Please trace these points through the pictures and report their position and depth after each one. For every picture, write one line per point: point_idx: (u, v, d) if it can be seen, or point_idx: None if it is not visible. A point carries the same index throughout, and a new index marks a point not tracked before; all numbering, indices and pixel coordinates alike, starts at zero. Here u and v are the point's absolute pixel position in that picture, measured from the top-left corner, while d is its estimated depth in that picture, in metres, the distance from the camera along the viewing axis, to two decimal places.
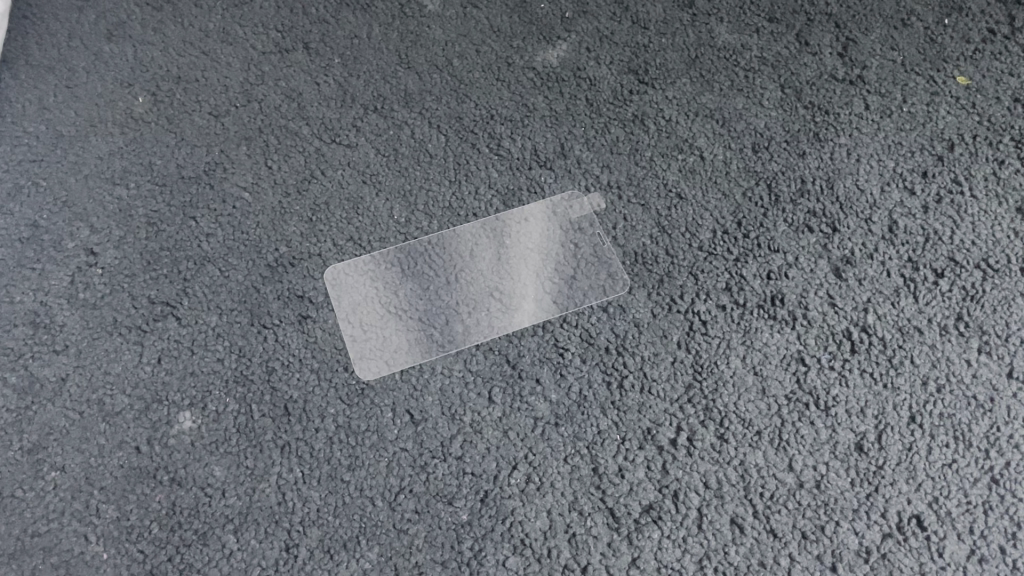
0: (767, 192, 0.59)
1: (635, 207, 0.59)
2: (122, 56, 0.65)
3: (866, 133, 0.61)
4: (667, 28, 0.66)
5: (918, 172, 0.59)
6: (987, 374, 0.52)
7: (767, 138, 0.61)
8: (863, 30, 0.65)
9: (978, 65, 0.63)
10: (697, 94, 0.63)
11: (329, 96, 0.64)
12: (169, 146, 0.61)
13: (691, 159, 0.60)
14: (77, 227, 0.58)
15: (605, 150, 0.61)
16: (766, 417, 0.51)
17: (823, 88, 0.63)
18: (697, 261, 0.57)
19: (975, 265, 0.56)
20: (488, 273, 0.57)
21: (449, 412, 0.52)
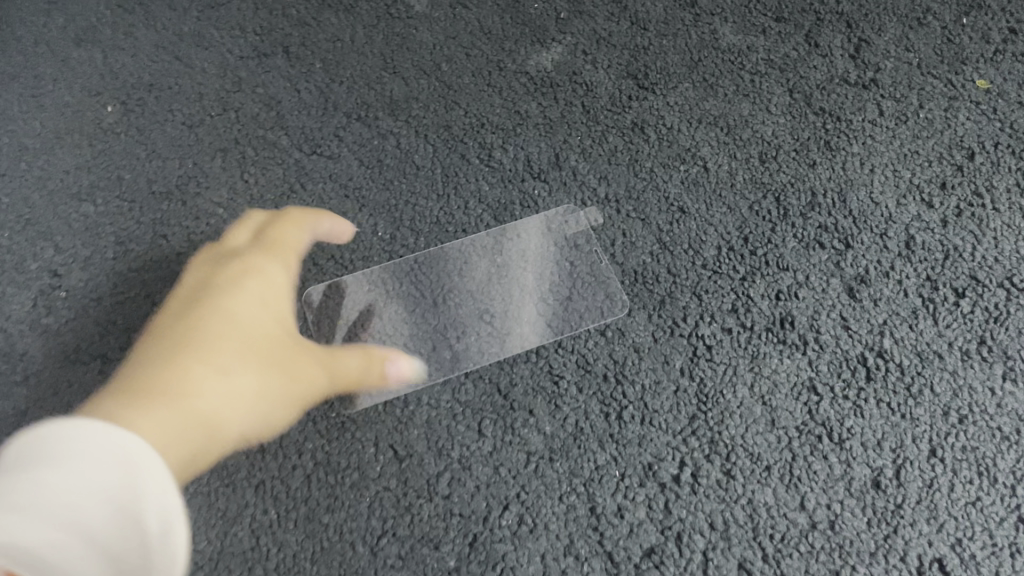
0: (775, 205, 0.55)
1: (634, 223, 0.55)
2: (91, 62, 0.61)
3: (880, 141, 0.57)
4: (668, 29, 0.62)
5: (935, 184, 0.56)
6: (1012, 404, 0.49)
7: (775, 146, 0.57)
8: (876, 30, 0.61)
9: (999, 67, 0.60)
10: (700, 99, 0.59)
11: (310, 103, 0.60)
12: (140, 159, 0.58)
13: (694, 170, 0.57)
14: (41, 247, 0.55)
15: (602, 162, 0.57)
16: (776, 452, 0.48)
17: (834, 93, 0.59)
18: (700, 281, 0.53)
19: (997, 285, 0.52)
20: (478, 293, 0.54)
21: (435, 447, 0.48)
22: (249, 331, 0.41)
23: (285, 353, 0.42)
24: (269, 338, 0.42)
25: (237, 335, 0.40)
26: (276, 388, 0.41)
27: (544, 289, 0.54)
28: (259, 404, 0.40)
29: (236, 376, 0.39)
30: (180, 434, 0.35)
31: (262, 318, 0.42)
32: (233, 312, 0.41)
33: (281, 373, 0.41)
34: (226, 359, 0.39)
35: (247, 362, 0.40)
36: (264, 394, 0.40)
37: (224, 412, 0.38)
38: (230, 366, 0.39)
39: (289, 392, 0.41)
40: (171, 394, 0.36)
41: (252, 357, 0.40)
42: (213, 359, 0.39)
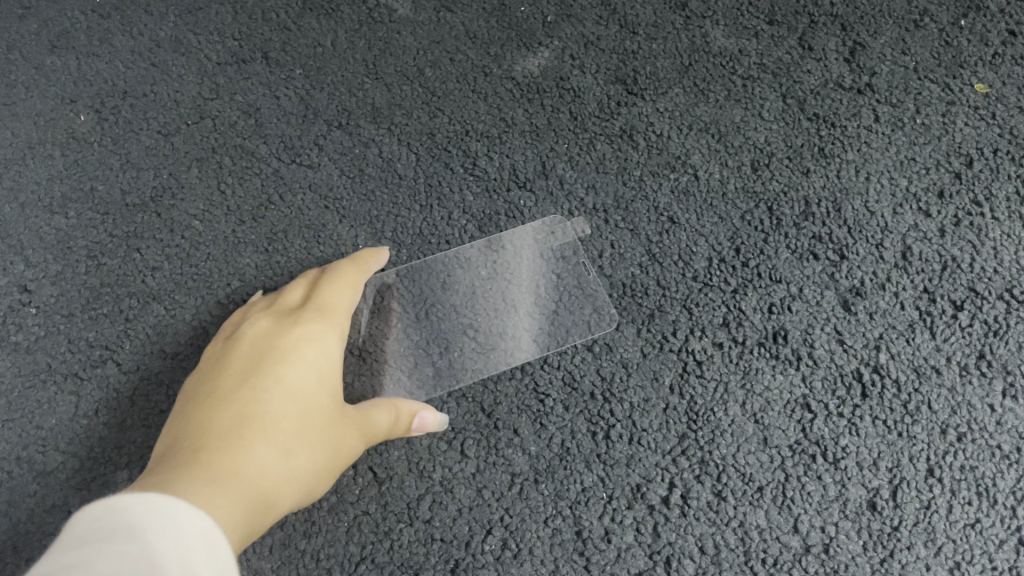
0: (768, 215, 0.54)
1: (623, 233, 0.53)
2: (65, 69, 0.60)
3: (876, 147, 0.56)
4: (658, 32, 0.60)
5: (933, 192, 0.54)
6: (1012, 422, 0.47)
7: (767, 153, 0.56)
8: (871, 33, 0.60)
9: (998, 71, 0.58)
10: (691, 105, 0.57)
11: (289, 111, 0.58)
12: (114, 170, 0.56)
13: (685, 179, 0.55)
14: (11, 262, 0.53)
15: (590, 170, 0.56)
16: (768, 472, 0.46)
17: (828, 98, 0.57)
18: (691, 294, 0.51)
19: (997, 297, 0.50)
20: (462, 308, 0.52)
21: (416, 469, 0.47)
22: (300, 401, 0.40)
23: (332, 418, 0.41)
24: (321, 405, 0.41)
25: (290, 411, 0.39)
26: (326, 459, 0.40)
27: (530, 304, 0.52)
28: (310, 477, 0.39)
29: (289, 451, 0.38)
30: (242, 512, 0.35)
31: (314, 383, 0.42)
32: (287, 381, 0.41)
33: (327, 441, 0.40)
34: (279, 432, 0.39)
35: (300, 439, 0.39)
36: (314, 465, 0.39)
37: (276, 483, 0.37)
38: (284, 443, 0.38)
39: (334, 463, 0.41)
40: (233, 470, 0.36)
41: (305, 430, 0.40)
42: (267, 435, 0.38)
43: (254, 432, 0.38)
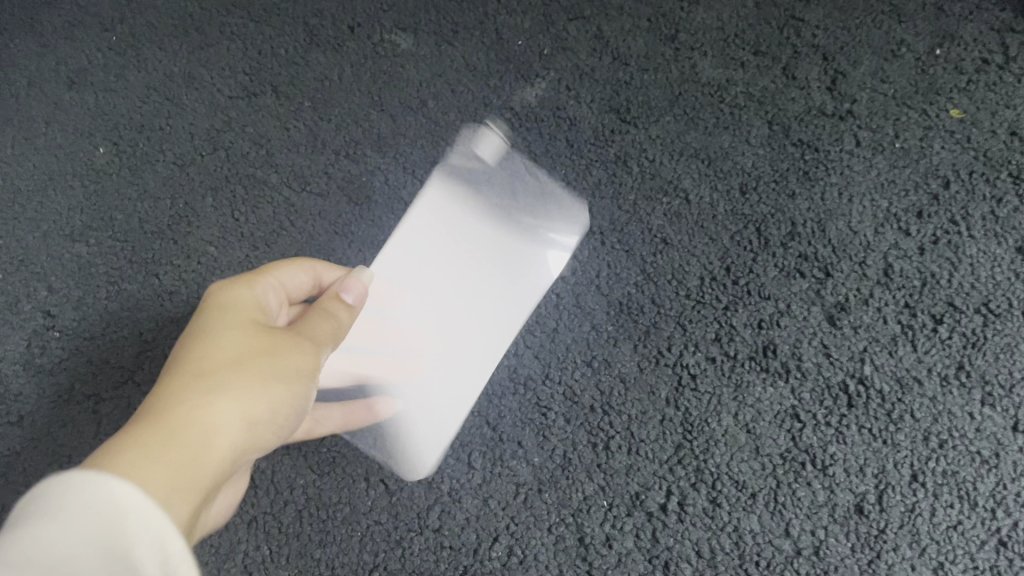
0: (756, 235, 0.56)
1: (618, 254, 0.56)
2: (84, 104, 0.62)
3: (858, 171, 0.59)
4: (649, 63, 0.63)
5: (912, 212, 0.57)
6: (991, 429, 0.50)
7: (754, 177, 0.59)
8: (851, 62, 0.63)
9: (972, 97, 0.61)
10: (681, 133, 0.60)
11: (299, 142, 0.61)
12: (132, 200, 0.59)
13: (677, 203, 0.58)
14: (35, 288, 0.56)
15: (587, 195, 0.58)
16: (760, 479, 0.49)
17: (811, 124, 0.60)
18: (684, 311, 0.54)
19: (974, 311, 0.53)
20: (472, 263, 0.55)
21: (426, 481, 0.50)
22: (217, 336, 0.38)
23: (263, 342, 0.39)
24: (246, 338, 0.38)
25: (208, 344, 0.37)
26: (261, 376, 0.37)
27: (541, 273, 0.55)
28: (250, 399, 0.36)
29: (220, 385, 0.35)
30: (151, 441, 0.32)
31: (238, 328, 0.39)
32: (208, 333, 0.38)
33: (260, 359, 0.37)
34: (205, 371, 0.36)
35: (223, 369, 0.36)
36: (255, 387, 0.36)
37: (215, 417, 0.34)
38: (209, 376, 0.36)
39: (278, 377, 0.38)
40: (157, 421, 0.33)
41: (230, 360, 0.37)
42: (195, 378, 0.35)
43: (188, 389, 0.35)
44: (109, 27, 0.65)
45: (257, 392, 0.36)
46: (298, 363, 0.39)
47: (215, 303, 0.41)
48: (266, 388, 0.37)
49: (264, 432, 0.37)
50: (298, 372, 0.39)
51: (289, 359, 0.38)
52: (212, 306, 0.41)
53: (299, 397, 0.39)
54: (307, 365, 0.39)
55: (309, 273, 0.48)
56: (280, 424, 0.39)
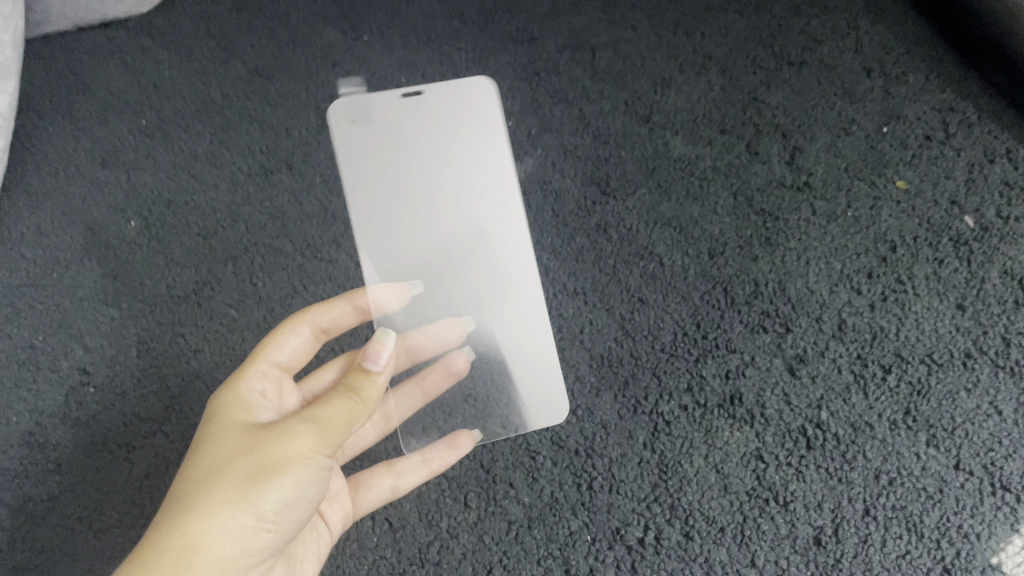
0: (723, 294, 0.63)
1: (600, 312, 0.62)
2: (116, 181, 0.69)
3: (814, 237, 0.65)
4: (627, 141, 0.70)
5: (863, 273, 0.63)
6: (934, 468, 0.56)
7: (721, 243, 0.65)
8: (808, 139, 0.70)
9: (916, 170, 0.68)
10: (656, 204, 0.67)
11: (311, 213, 0.67)
12: (160, 267, 0.65)
13: (652, 266, 0.64)
14: (71, 348, 0.62)
15: (571, 259, 0.64)
16: (728, 514, 0.55)
17: (772, 195, 0.67)
18: (659, 363, 0.60)
19: (919, 362, 0.59)
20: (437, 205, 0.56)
21: (426, 518, 0.55)
22: (207, 451, 0.42)
23: (249, 442, 0.42)
24: (230, 446, 0.42)
25: (198, 461, 0.42)
26: (240, 482, 0.40)
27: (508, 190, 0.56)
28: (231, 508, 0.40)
29: (197, 505, 0.39)
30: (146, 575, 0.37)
31: (231, 432, 0.43)
32: (204, 444, 0.43)
33: (240, 462, 0.41)
34: (189, 494, 0.40)
35: (205, 482, 0.40)
36: (235, 496, 0.40)
37: (201, 533, 0.39)
38: (194, 494, 0.40)
39: (260, 475, 0.41)
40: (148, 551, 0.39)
41: (213, 471, 0.41)
42: (183, 498, 0.40)
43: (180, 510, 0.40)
44: (140, 112, 0.71)
45: (236, 500, 0.40)
46: (283, 456, 0.41)
47: (217, 412, 0.46)
48: (245, 493, 0.40)
49: (267, 524, 0.41)
50: (282, 466, 0.41)
51: (269, 449, 0.41)
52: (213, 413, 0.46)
53: (295, 483, 0.41)
54: (295, 453, 0.42)
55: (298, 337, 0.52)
56: (291, 508, 0.42)
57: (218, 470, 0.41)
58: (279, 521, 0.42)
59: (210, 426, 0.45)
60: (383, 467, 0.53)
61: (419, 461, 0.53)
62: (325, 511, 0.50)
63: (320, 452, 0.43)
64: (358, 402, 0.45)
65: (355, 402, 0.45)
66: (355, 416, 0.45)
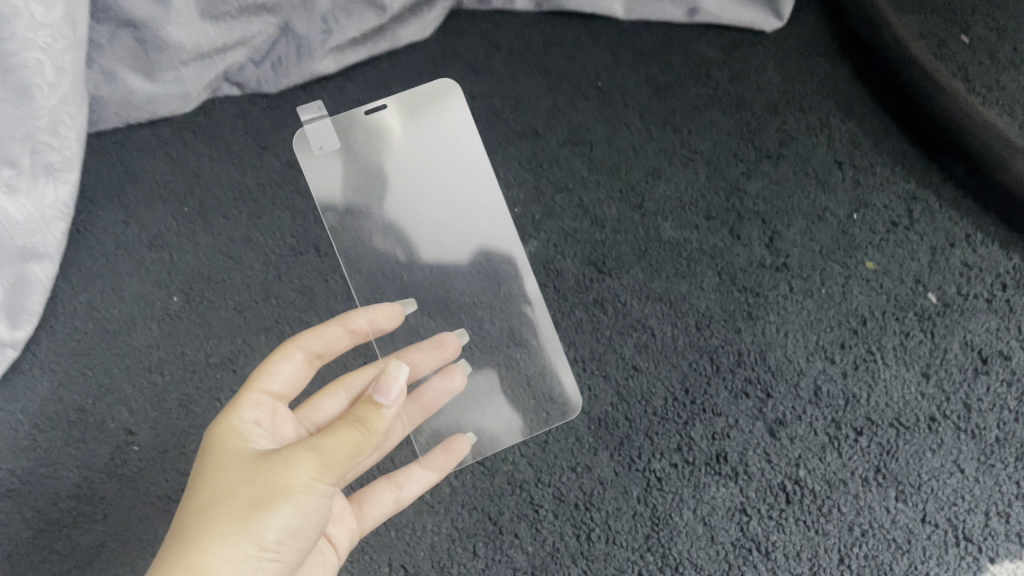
0: (709, 362, 0.69)
1: (597, 378, 0.69)
2: (161, 260, 0.77)
3: (791, 311, 0.72)
4: (622, 225, 0.78)
5: (836, 345, 0.70)
6: (903, 520, 0.63)
7: (707, 316, 0.72)
8: (785, 224, 0.78)
9: (884, 252, 0.76)
10: (647, 281, 0.74)
11: (337, 290, 0.75)
12: (199, 338, 0.73)
13: (644, 336, 0.71)
14: (118, 410, 0.70)
15: (571, 330, 0.71)
16: (715, 562, 0.62)
17: (753, 275, 0.74)
18: (651, 425, 0.66)
19: (887, 425, 0.67)
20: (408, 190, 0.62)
21: (438, 566, 0.62)
22: (211, 484, 0.46)
23: (255, 473, 0.45)
24: (232, 479, 0.45)
25: (202, 494, 0.45)
26: (243, 511, 0.44)
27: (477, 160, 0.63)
28: (233, 537, 0.43)
29: (202, 536, 0.43)
30: None
31: (238, 464, 0.47)
32: (212, 475, 0.47)
33: (242, 493, 0.44)
34: (195, 526, 0.43)
35: (210, 514, 0.44)
36: (237, 525, 0.43)
37: (205, 560, 0.42)
38: (199, 522, 0.44)
39: (261, 504, 0.44)
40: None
41: (217, 503, 0.44)
42: (188, 526, 0.44)
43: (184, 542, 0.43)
44: (184, 199, 0.80)
45: (238, 529, 0.43)
46: (285, 485, 0.45)
47: (221, 448, 0.49)
48: (247, 521, 0.43)
49: (270, 552, 0.44)
50: (283, 496, 0.44)
51: (269, 479, 0.45)
52: (222, 446, 0.50)
53: (295, 512, 0.44)
54: (296, 482, 0.45)
55: (288, 364, 0.58)
56: (293, 536, 0.45)
57: (221, 503, 0.44)
58: (280, 549, 0.45)
59: (212, 461, 0.48)
60: (385, 483, 0.59)
61: (421, 475, 0.60)
62: (333, 534, 0.55)
63: (321, 480, 0.46)
64: (363, 431, 0.48)
65: (359, 431, 0.48)
66: (357, 447, 0.47)
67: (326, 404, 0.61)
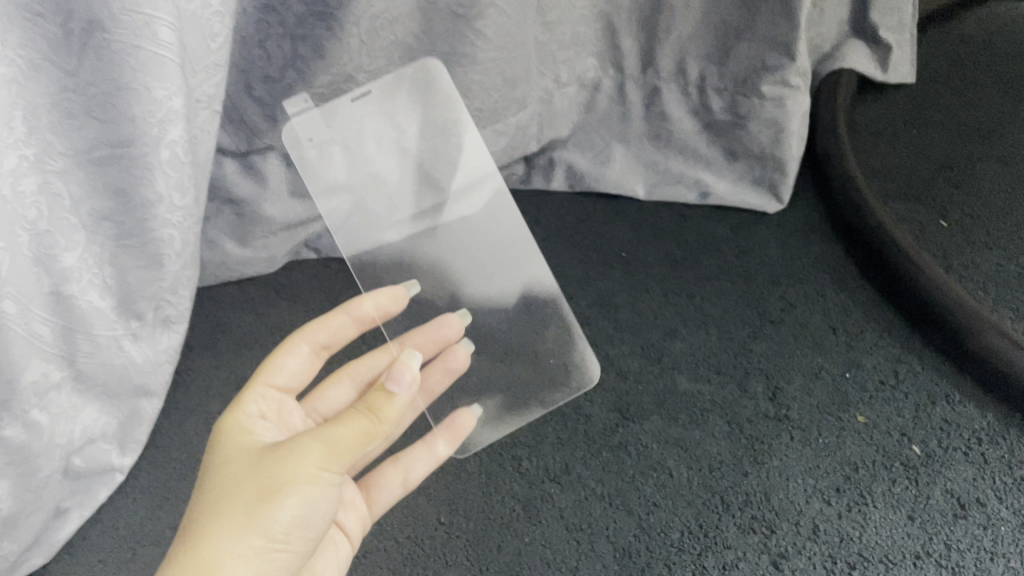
0: (720, 500, 0.81)
1: (621, 512, 0.80)
2: None
3: (792, 457, 0.83)
4: (643, 377, 0.91)
5: (832, 488, 0.81)
6: None
7: (717, 460, 0.83)
8: (787, 380, 0.89)
9: (873, 407, 0.87)
10: (665, 427, 0.86)
11: None
12: None
13: (663, 476, 0.83)
14: None
15: (598, 468, 0.84)
16: None
17: (759, 424, 0.86)
18: (669, 555, 0.77)
19: (878, 561, 0.76)
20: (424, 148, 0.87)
21: None
22: (225, 479, 0.56)
23: (264, 468, 0.55)
24: (243, 476, 0.55)
25: (217, 487, 0.55)
26: (253, 502, 0.53)
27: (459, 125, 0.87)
28: (244, 527, 0.52)
29: (218, 526, 0.52)
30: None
31: (247, 460, 0.57)
32: (224, 471, 0.56)
33: (253, 486, 0.54)
34: (211, 517, 0.53)
35: (224, 506, 0.53)
36: (247, 517, 0.52)
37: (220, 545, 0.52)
38: (212, 514, 0.53)
39: (267, 496, 0.53)
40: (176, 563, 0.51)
41: (230, 497, 0.54)
42: (203, 518, 0.53)
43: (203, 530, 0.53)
44: (269, 347, 0.95)
45: (247, 518, 0.52)
46: (290, 478, 0.54)
47: (236, 450, 0.59)
48: (256, 512, 0.53)
49: (277, 542, 0.53)
50: (288, 488, 0.53)
51: (275, 472, 0.54)
52: (233, 447, 0.60)
53: (299, 502, 0.54)
54: (300, 474, 0.54)
55: (292, 362, 0.75)
56: (298, 526, 0.54)
57: (234, 496, 0.54)
58: (286, 539, 0.54)
59: (227, 460, 0.58)
60: (395, 467, 0.77)
61: (426, 463, 0.78)
62: (346, 517, 0.72)
63: (323, 472, 0.55)
64: (367, 422, 0.58)
65: (362, 424, 0.57)
66: (360, 439, 0.57)
67: (331, 393, 0.78)
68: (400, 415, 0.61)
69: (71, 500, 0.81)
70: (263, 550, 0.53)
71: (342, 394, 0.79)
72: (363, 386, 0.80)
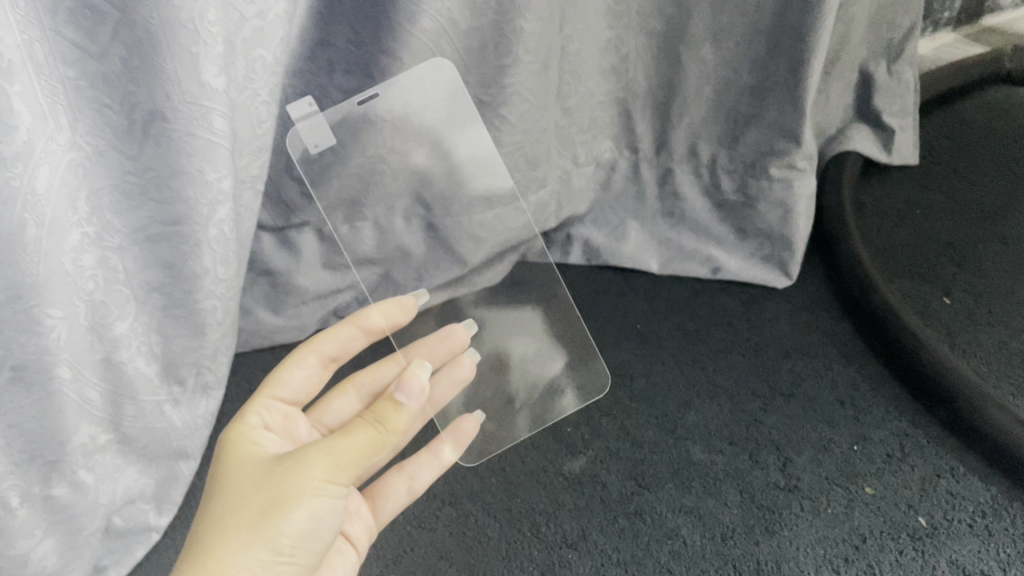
0: (734, 568, 0.83)
1: None
2: None
3: (802, 527, 0.86)
4: (658, 446, 0.94)
5: (842, 557, 0.83)
6: None
7: (730, 528, 0.86)
8: (797, 451, 0.93)
9: (880, 479, 0.90)
10: (680, 496, 0.89)
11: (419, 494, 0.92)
12: None
13: (677, 543, 0.85)
14: None
15: (615, 535, 0.86)
16: None
17: (770, 494, 0.89)
18: None
19: None
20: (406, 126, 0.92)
21: None
22: (232, 491, 0.59)
23: (271, 482, 0.58)
24: (249, 489, 0.58)
25: (225, 499, 0.59)
26: (260, 514, 0.56)
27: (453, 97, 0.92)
28: (251, 539, 0.55)
29: (226, 538, 0.56)
30: None
31: (255, 473, 0.60)
32: (230, 484, 0.60)
33: (260, 499, 0.57)
34: (219, 528, 0.56)
35: (232, 518, 0.57)
36: (254, 529, 0.56)
37: (228, 555, 0.55)
38: (221, 528, 0.56)
39: (274, 509, 0.56)
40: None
41: (237, 509, 0.57)
42: (212, 532, 0.56)
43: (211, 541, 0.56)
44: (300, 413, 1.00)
45: (255, 530, 0.56)
46: (295, 491, 0.57)
47: (244, 463, 0.62)
48: (263, 524, 0.56)
49: (283, 552, 0.57)
50: (295, 500, 0.57)
51: (280, 484, 0.57)
52: (239, 461, 0.63)
53: (306, 513, 0.57)
54: (304, 487, 0.57)
55: (299, 374, 0.77)
56: (304, 536, 0.58)
57: (241, 509, 0.57)
58: (292, 550, 0.57)
59: (235, 473, 0.61)
60: (400, 479, 0.80)
61: (431, 471, 0.82)
62: (353, 525, 0.74)
63: (328, 484, 0.58)
64: (374, 434, 0.61)
65: (369, 437, 0.61)
66: (364, 451, 0.60)
67: (336, 405, 0.81)
68: (405, 425, 0.64)
69: (109, 558, 0.86)
70: (269, 561, 0.56)
71: (347, 405, 0.82)
72: (368, 396, 0.83)
